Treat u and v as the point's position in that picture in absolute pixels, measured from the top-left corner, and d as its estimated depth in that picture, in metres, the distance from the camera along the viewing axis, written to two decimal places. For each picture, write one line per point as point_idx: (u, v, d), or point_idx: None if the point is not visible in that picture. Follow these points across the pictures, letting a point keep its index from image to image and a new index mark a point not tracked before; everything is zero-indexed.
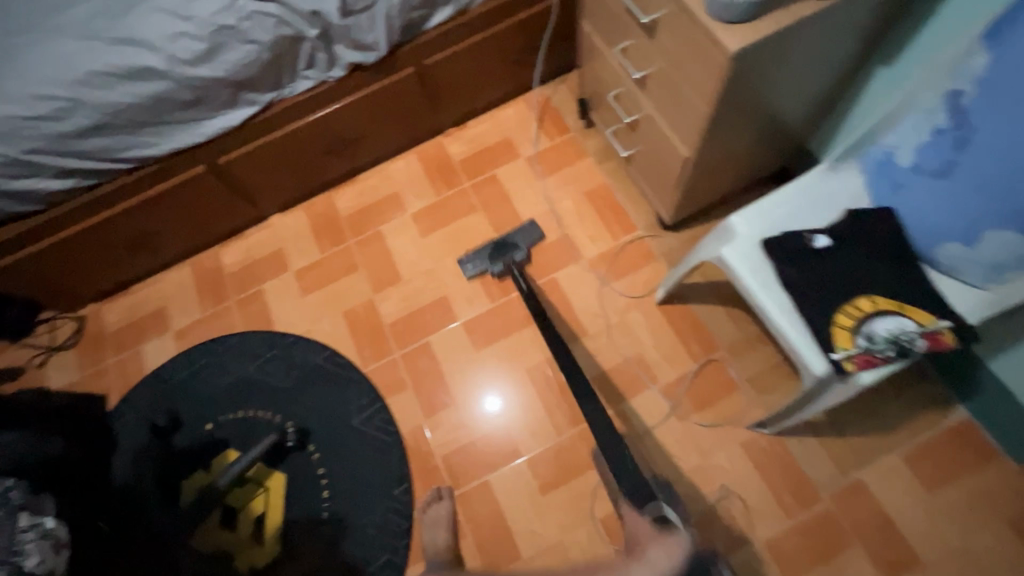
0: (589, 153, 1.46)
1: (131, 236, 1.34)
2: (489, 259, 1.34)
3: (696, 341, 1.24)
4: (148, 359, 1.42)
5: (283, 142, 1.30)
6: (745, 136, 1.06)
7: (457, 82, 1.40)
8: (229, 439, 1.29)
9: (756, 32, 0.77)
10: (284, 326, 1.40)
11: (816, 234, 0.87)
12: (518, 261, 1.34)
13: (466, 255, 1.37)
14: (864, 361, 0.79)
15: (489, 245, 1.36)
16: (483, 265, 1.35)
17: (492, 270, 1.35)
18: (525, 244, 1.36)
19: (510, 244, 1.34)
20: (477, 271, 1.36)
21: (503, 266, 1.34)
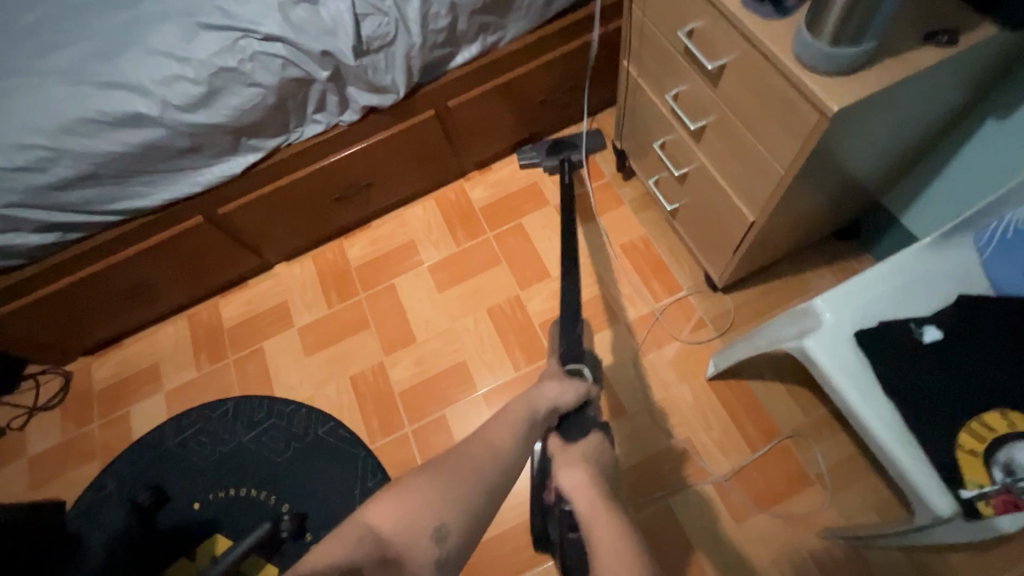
0: (626, 202, 1.32)
1: (122, 289, 1.22)
2: (546, 152, 1.33)
3: (753, 424, 1.07)
4: (136, 423, 1.28)
5: (290, 191, 1.18)
6: (820, 197, 0.91)
7: (482, 124, 1.27)
8: (219, 520, 1.15)
9: (863, 84, 0.61)
10: (284, 390, 1.26)
11: (924, 325, 0.72)
12: (573, 161, 1.32)
13: (527, 145, 1.37)
14: (1005, 504, 0.61)
15: (551, 141, 1.35)
16: (537, 156, 1.35)
17: (544, 163, 1.33)
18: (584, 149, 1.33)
19: (570, 142, 1.31)
20: (529, 159, 1.35)
21: (558, 162, 1.31)
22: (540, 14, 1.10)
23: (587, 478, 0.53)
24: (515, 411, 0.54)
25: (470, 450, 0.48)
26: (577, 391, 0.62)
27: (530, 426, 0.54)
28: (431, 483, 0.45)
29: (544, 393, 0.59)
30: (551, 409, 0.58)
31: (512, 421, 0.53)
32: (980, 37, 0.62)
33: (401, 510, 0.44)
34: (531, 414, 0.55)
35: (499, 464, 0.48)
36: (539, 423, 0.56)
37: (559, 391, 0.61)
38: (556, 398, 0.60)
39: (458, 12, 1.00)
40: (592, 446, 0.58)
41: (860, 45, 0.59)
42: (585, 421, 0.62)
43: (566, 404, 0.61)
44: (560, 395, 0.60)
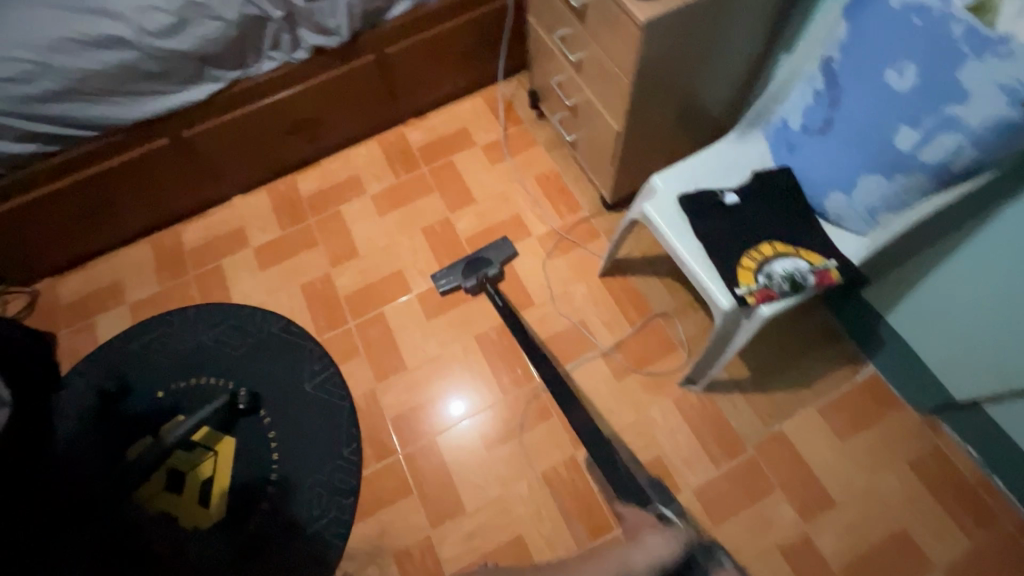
0: (540, 142, 1.57)
1: (90, 206, 1.36)
2: (464, 273, 1.36)
3: (634, 308, 1.33)
4: (101, 330, 1.42)
5: (245, 120, 1.37)
6: (672, 117, 1.18)
7: (417, 72, 1.50)
8: (179, 406, 1.29)
9: (660, 8, 0.90)
10: (241, 298, 1.43)
11: (727, 193, 0.98)
12: (491, 277, 1.36)
13: (440, 272, 1.38)
14: (763, 295, 0.88)
15: (464, 260, 1.38)
16: (457, 279, 1.36)
17: (465, 285, 1.35)
18: (496, 259, 1.38)
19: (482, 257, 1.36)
20: (449, 286, 1.37)
21: (476, 283, 1.35)
22: None
23: None
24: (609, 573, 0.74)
25: None
26: (678, 541, 0.79)
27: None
28: None
29: (648, 555, 0.77)
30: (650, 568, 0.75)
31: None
32: None
33: None
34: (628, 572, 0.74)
35: None
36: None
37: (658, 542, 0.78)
38: (657, 552, 0.77)
39: None
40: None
41: None
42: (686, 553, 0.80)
43: (669, 556, 0.77)
44: (658, 552, 0.76)
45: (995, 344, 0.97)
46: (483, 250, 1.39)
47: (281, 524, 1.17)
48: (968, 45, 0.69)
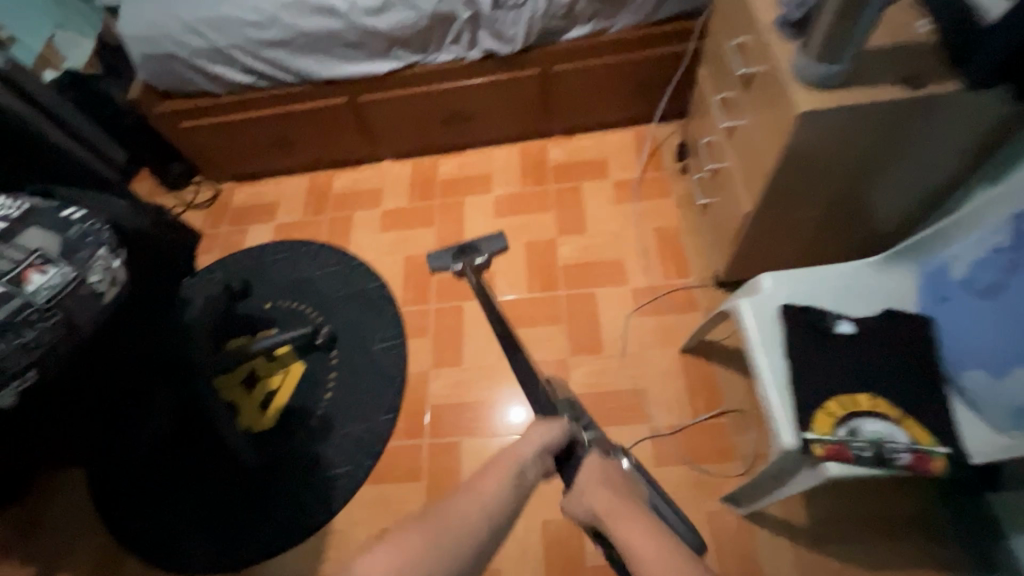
0: (672, 195, 1.50)
1: (275, 136, 1.62)
2: (452, 260, 1.22)
3: (703, 398, 1.22)
4: (249, 237, 1.69)
5: (411, 99, 1.51)
6: (819, 216, 1.04)
7: (576, 95, 1.52)
8: (276, 320, 1.49)
9: (832, 99, 0.78)
10: (355, 249, 1.59)
11: (842, 320, 0.85)
12: (478, 264, 1.22)
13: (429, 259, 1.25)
14: (836, 452, 0.75)
15: (454, 246, 1.25)
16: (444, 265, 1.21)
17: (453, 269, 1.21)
18: (488, 249, 1.23)
19: (474, 244, 1.22)
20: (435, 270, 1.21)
21: (462, 268, 1.22)
22: (647, 16, 1.33)
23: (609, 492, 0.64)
24: (500, 471, 0.65)
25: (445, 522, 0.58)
26: (559, 430, 0.72)
27: (518, 481, 0.65)
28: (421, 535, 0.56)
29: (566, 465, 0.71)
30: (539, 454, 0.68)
31: (499, 484, 0.64)
32: (943, 89, 0.76)
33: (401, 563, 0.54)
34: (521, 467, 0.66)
35: (489, 524, 0.60)
36: (532, 468, 0.67)
37: (543, 429, 0.71)
38: (544, 442, 0.70)
39: None
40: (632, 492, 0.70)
41: (833, 65, 0.76)
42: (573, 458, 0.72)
43: (553, 444, 0.70)
44: (545, 438, 0.70)
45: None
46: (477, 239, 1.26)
47: (310, 455, 1.29)
48: None
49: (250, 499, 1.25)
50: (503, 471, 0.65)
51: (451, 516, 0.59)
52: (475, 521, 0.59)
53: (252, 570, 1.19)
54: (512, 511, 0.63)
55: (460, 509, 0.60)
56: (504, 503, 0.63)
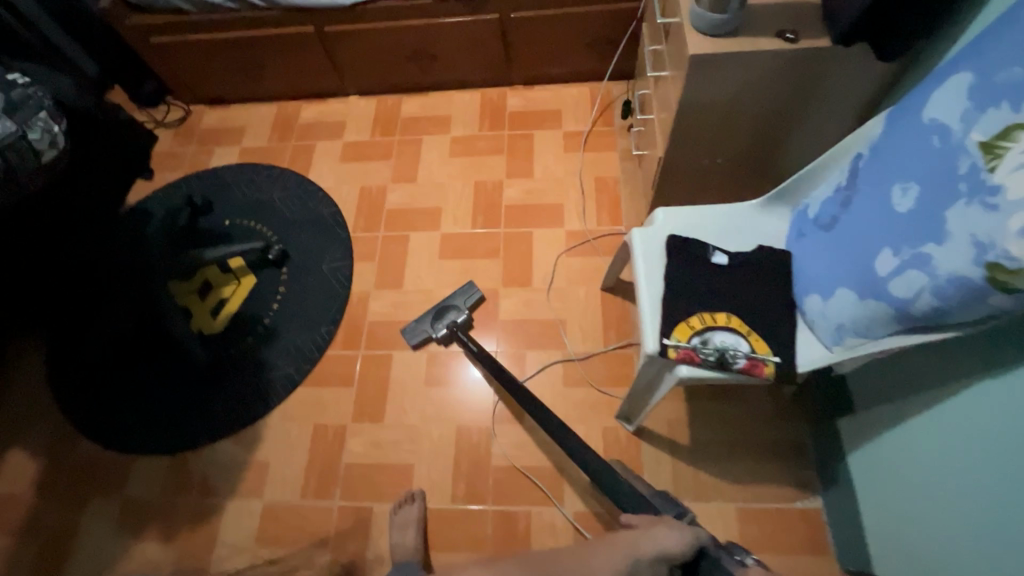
0: (616, 149, 1.58)
1: (244, 60, 1.67)
2: (432, 325, 1.36)
3: (616, 331, 1.33)
4: (214, 158, 1.75)
5: (375, 34, 1.57)
6: (724, 166, 1.14)
7: (534, 44, 1.58)
8: (233, 236, 1.57)
9: (719, 46, 0.87)
10: (315, 177, 1.67)
11: (718, 252, 0.96)
12: (460, 323, 1.35)
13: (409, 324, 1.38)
14: (686, 356, 0.87)
15: (431, 310, 1.38)
16: (427, 332, 1.36)
17: (435, 335, 1.35)
18: (464, 305, 1.38)
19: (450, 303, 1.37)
20: (421, 337, 1.36)
21: (447, 331, 1.35)
22: None
23: None
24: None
25: None
26: (685, 537, 0.79)
27: (627, 565, 0.76)
28: None
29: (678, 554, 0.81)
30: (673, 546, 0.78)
31: None
32: (817, 43, 0.86)
33: None
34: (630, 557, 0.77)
35: None
36: (646, 567, 0.77)
37: (665, 537, 0.79)
38: (662, 545, 0.78)
39: None
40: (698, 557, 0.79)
41: (722, 14, 0.85)
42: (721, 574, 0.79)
43: (676, 551, 0.78)
44: (667, 543, 0.78)
45: (913, 527, 0.85)
46: (450, 296, 1.39)
47: (254, 357, 1.40)
48: (966, 185, 0.62)
49: (194, 391, 1.36)
50: (619, 555, 0.77)
51: None
52: None
53: (191, 452, 1.31)
54: None
55: None
56: None
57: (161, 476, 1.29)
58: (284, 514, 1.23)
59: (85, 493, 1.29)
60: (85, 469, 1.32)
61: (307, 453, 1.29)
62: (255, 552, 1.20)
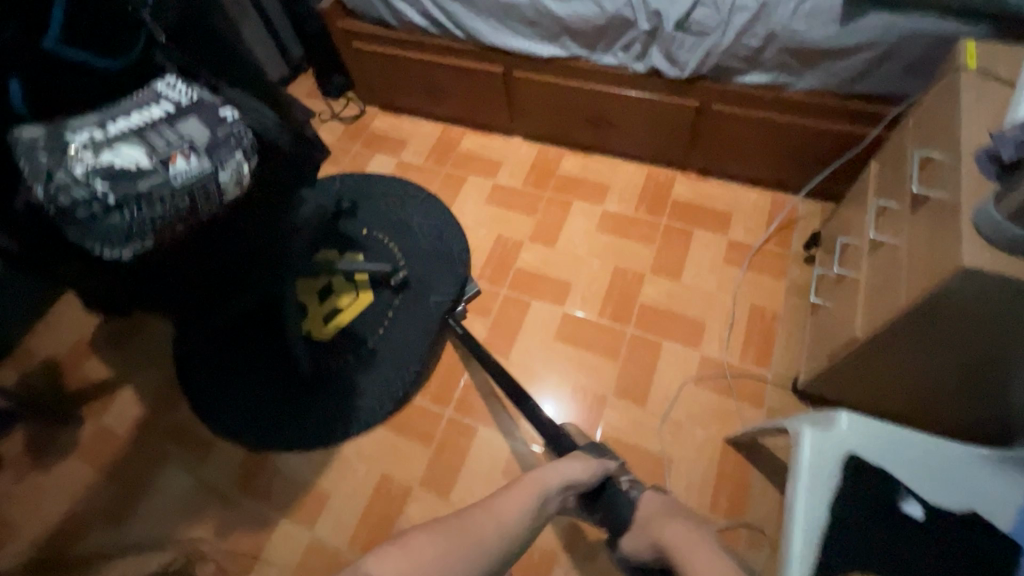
0: (786, 279, 1.38)
1: (428, 81, 1.69)
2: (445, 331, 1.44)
3: (726, 497, 1.14)
4: (371, 163, 1.79)
5: (561, 89, 1.50)
6: (938, 376, 0.91)
7: (726, 140, 1.42)
8: (364, 247, 1.59)
9: (1006, 266, 0.67)
10: (457, 211, 1.64)
11: (911, 497, 0.75)
12: (457, 313, 1.43)
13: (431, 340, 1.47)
14: None
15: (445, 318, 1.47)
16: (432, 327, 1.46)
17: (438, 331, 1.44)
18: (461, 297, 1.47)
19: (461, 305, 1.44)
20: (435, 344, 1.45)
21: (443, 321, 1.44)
22: (838, 84, 1.18)
23: (681, 526, 0.76)
24: (524, 494, 0.78)
25: (475, 526, 0.71)
26: (589, 468, 0.88)
27: (538, 500, 0.78)
28: (428, 540, 0.68)
29: (559, 473, 0.83)
30: (561, 485, 0.82)
31: (521, 506, 0.76)
32: None
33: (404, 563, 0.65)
34: (544, 493, 0.79)
35: (500, 540, 0.71)
36: (552, 498, 0.80)
37: (575, 466, 0.86)
38: (569, 475, 0.84)
39: (772, 43, 1.16)
40: (648, 548, 0.79)
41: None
42: (613, 494, 0.89)
43: (581, 480, 0.86)
44: (568, 473, 0.84)
45: None
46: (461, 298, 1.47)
47: (348, 379, 1.38)
48: None
49: (285, 395, 1.38)
50: (526, 490, 0.78)
51: (475, 517, 0.72)
52: (487, 531, 0.71)
53: (264, 454, 1.33)
54: (530, 520, 0.76)
55: (474, 519, 0.72)
56: (520, 520, 0.75)
57: (234, 466, 1.32)
58: (325, 557, 1.20)
59: (167, 454, 1.36)
60: (176, 431, 1.39)
61: (366, 499, 1.25)
62: None
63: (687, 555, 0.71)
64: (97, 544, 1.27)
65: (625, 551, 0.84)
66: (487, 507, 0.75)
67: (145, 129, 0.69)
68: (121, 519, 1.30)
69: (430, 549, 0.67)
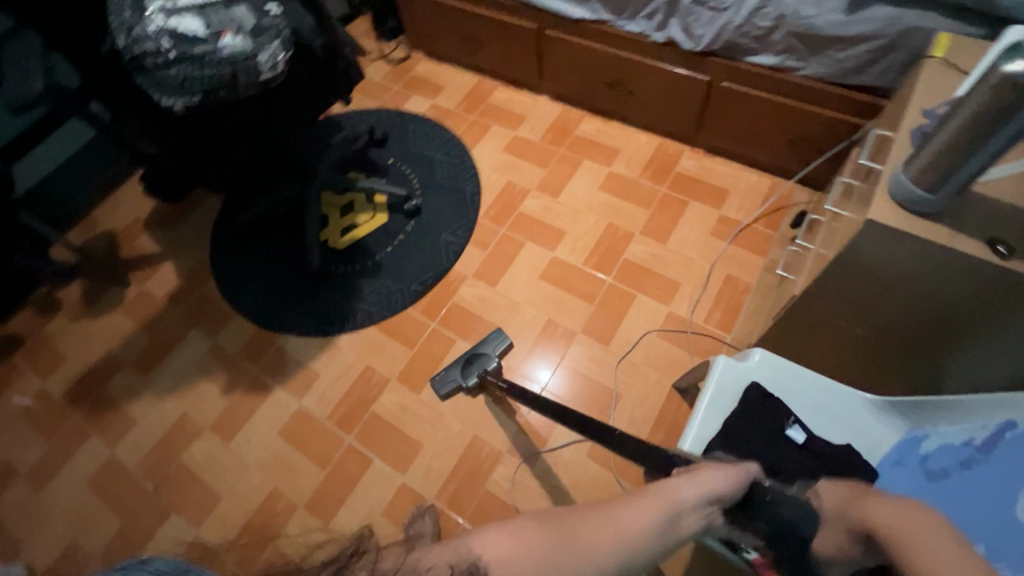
0: (765, 257, 1.46)
1: (469, 32, 1.81)
2: (462, 373, 1.34)
3: (663, 434, 1.26)
4: (408, 103, 1.94)
5: (587, 53, 1.60)
6: (860, 340, 1.00)
7: (733, 119, 1.50)
8: (387, 174, 1.75)
9: (908, 223, 0.76)
10: (476, 154, 1.77)
11: (795, 424, 0.85)
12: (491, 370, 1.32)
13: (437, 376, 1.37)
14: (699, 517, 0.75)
15: (461, 359, 1.37)
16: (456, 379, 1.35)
17: (464, 382, 1.33)
18: (493, 352, 1.37)
19: (479, 355, 1.35)
20: (449, 387, 1.35)
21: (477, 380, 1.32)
22: (840, 73, 1.24)
23: (894, 505, 0.65)
24: (653, 508, 0.62)
25: (598, 530, 0.59)
26: (735, 479, 0.67)
27: (668, 518, 0.61)
28: (541, 532, 0.60)
29: (692, 482, 0.65)
30: (701, 502, 0.63)
31: (648, 509, 0.61)
32: None
33: (512, 551, 0.58)
34: (672, 509, 0.62)
35: (621, 555, 0.58)
36: (688, 516, 0.62)
37: (716, 477, 0.66)
38: (706, 485, 0.64)
39: (781, 25, 1.23)
40: (850, 539, 0.68)
41: (928, 193, 0.73)
42: (759, 498, 0.69)
43: (731, 495, 0.65)
44: (711, 483, 0.65)
45: None
46: (480, 345, 1.38)
47: (352, 283, 1.56)
48: None
49: (297, 288, 1.57)
50: (657, 507, 0.61)
51: (580, 527, 0.60)
52: (602, 542, 0.58)
53: (272, 334, 1.52)
54: (656, 544, 0.60)
55: (589, 530, 0.59)
56: (650, 534, 0.60)
57: (245, 340, 1.52)
58: (307, 425, 1.38)
59: (193, 321, 1.58)
60: (203, 304, 1.60)
61: (350, 385, 1.42)
62: (273, 440, 1.37)
63: (923, 559, 0.57)
64: (124, 383, 1.50)
65: (820, 557, 0.70)
66: (607, 514, 0.61)
67: (205, 5, 0.83)
68: (147, 367, 1.52)
69: (536, 536, 0.59)
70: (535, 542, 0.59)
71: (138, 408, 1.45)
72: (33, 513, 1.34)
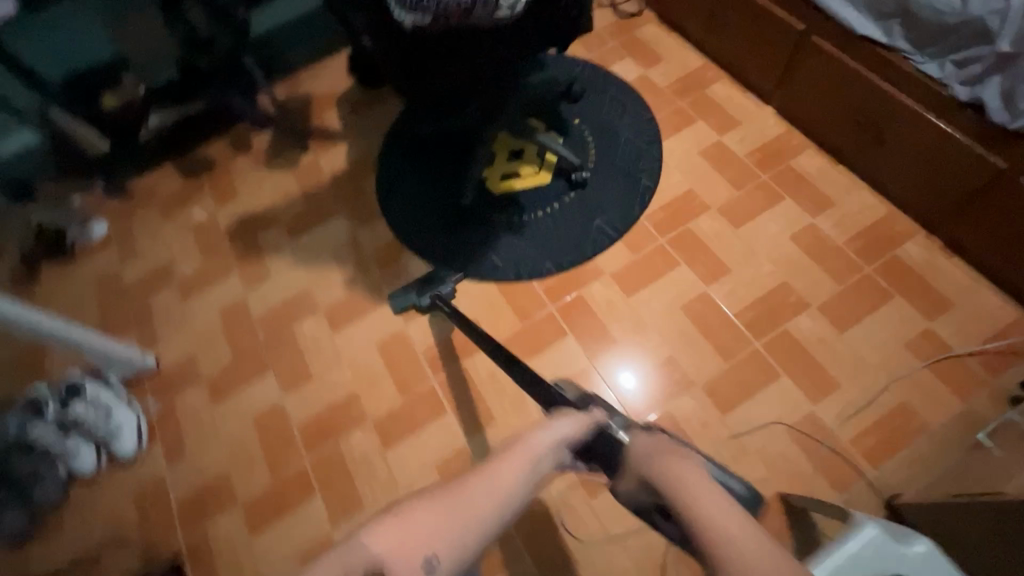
0: (962, 402, 1.18)
1: (721, 10, 1.57)
2: (421, 294, 1.43)
3: None
4: (618, 64, 1.76)
5: (854, 81, 1.31)
6: None
7: (1010, 223, 1.19)
8: (567, 134, 1.63)
9: None
10: (667, 147, 1.58)
11: None
12: (444, 293, 1.41)
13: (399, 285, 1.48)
14: None
15: (419, 282, 1.46)
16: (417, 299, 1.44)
17: (423, 302, 1.42)
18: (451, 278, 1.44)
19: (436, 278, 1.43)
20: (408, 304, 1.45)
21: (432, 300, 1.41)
22: None
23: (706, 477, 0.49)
24: (522, 458, 0.56)
25: (479, 499, 0.51)
26: (585, 424, 0.62)
27: (532, 471, 0.55)
28: (425, 510, 0.50)
29: (550, 432, 0.60)
30: (554, 451, 0.58)
31: (520, 472, 0.55)
32: None
33: (399, 533, 0.49)
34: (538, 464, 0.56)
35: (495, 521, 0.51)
36: (554, 460, 0.58)
37: (563, 425, 0.61)
38: (564, 435, 0.60)
39: None
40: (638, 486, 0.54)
41: None
42: (608, 448, 0.60)
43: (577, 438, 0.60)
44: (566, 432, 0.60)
45: None
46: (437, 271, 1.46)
47: (493, 234, 1.52)
48: None
49: (442, 217, 1.56)
50: (520, 464, 0.55)
51: (461, 491, 0.52)
52: (485, 509, 0.51)
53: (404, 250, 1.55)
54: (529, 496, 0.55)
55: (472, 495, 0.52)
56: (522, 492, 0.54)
57: (379, 246, 1.57)
58: (402, 349, 1.42)
59: (342, 209, 1.65)
60: (356, 196, 1.67)
61: (452, 331, 1.42)
62: (369, 348, 1.43)
63: (702, 507, 0.46)
64: (272, 240, 1.63)
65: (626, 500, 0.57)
66: (472, 474, 0.53)
67: None
68: (294, 233, 1.64)
69: (421, 513, 0.50)
70: (430, 522, 0.49)
71: (274, 266, 1.59)
72: (175, 316, 1.55)
